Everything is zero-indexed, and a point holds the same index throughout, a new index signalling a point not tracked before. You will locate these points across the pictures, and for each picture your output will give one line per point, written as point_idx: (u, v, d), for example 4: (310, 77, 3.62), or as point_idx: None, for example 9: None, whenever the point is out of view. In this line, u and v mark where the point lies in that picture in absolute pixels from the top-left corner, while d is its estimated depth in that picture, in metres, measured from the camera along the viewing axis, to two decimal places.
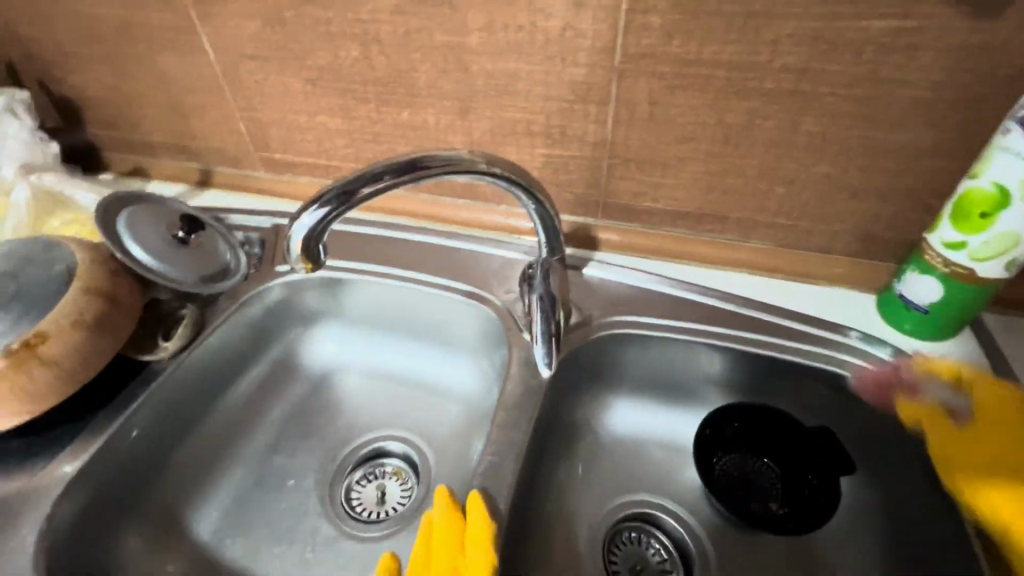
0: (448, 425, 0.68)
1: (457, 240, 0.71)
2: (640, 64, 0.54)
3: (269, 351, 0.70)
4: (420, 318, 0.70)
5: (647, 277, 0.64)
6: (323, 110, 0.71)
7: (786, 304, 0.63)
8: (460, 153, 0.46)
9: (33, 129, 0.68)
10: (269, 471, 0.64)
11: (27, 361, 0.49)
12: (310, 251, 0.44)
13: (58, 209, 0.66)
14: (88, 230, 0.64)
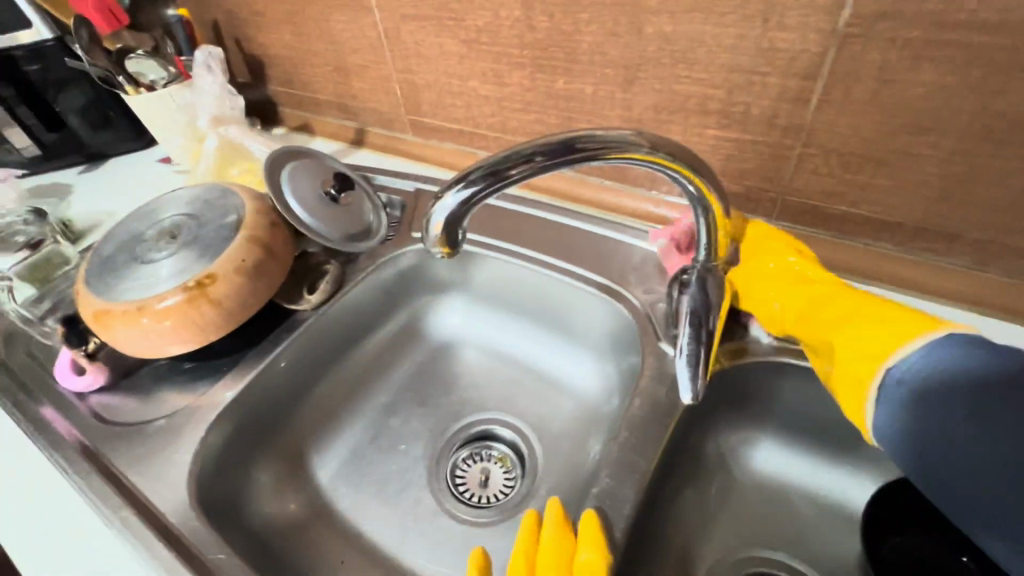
0: (560, 422, 0.64)
1: (596, 226, 0.65)
2: (876, 27, 0.42)
3: (397, 314, 0.71)
4: (546, 305, 0.65)
5: None
6: (475, 75, 0.68)
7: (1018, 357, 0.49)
8: (624, 132, 0.39)
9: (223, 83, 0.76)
10: (384, 432, 0.65)
11: (199, 298, 0.54)
12: (450, 235, 0.39)
13: (237, 158, 0.73)
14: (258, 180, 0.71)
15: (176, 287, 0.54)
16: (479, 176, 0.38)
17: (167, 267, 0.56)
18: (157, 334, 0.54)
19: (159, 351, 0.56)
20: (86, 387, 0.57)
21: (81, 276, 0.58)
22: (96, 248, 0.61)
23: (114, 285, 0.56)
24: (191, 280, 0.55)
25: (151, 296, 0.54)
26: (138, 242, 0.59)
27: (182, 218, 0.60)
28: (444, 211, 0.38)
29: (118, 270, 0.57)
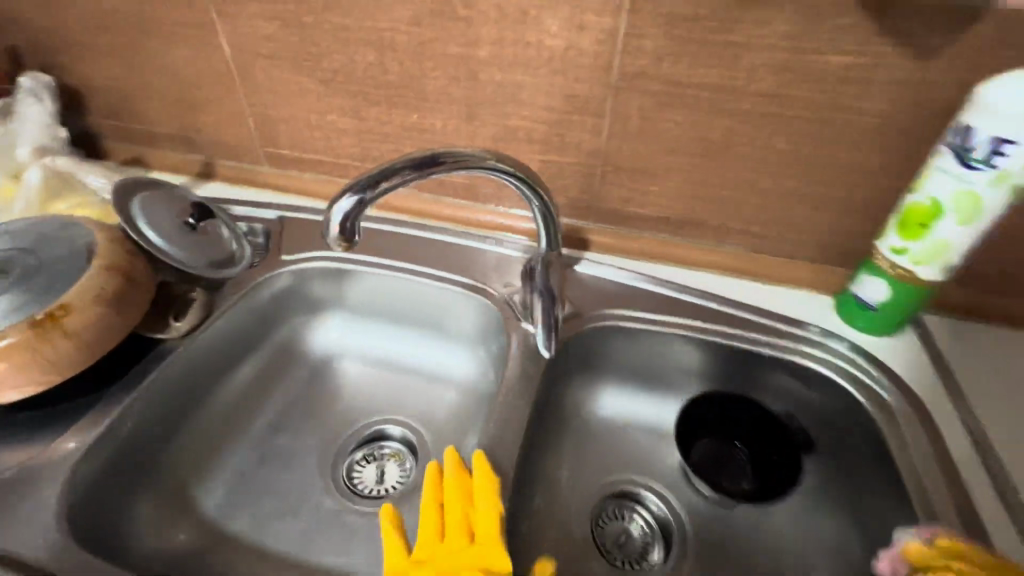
0: (446, 411, 0.72)
1: (456, 237, 0.76)
2: (634, 82, 0.61)
3: (274, 338, 0.73)
4: (421, 310, 0.74)
5: (631, 275, 0.71)
6: (332, 110, 0.75)
7: (759, 302, 0.69)
8: (474, 150, 0.51)
9: (54, 114, 0.71)
10: (272, 451, 0.66)
11: (51, 332, 0.51)
12: (348, 232, 0.49)
13: (66, 192, 0.67)
14: (101, 212, 0.65)
15: (17, 324, 0.50)
16: (365, 185, 0.47)
17: (3, 304, 0.51)
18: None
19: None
20: None
21: None
22: None
23: None
24: (37, 314, 0.51)
25: None
26: None
27: (14, 252, 0.55)
28: (340, 213, 0.47)
29: None
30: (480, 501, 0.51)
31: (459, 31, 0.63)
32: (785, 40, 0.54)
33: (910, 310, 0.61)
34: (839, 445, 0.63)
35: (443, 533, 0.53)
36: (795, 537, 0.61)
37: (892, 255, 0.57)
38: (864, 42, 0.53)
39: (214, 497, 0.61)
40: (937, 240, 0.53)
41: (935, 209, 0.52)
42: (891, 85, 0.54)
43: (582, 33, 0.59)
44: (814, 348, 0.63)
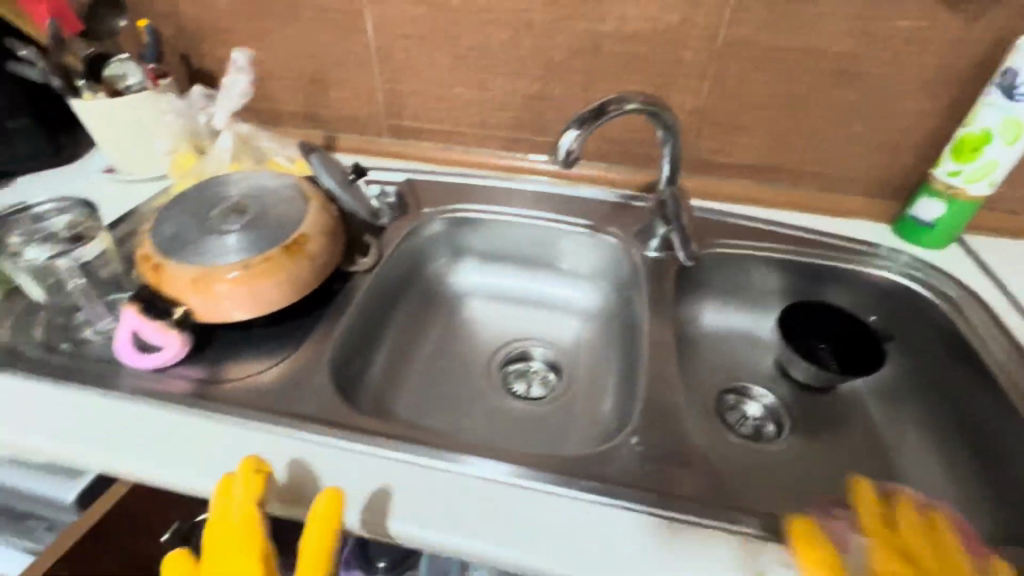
0: (575, 337, 0.84)
1: (568, 188, 0.89)
2: (734, 49, 0.75)
3: (423, 280, 0.85)
4: (548, 251, 0.86)
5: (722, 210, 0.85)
6: (460, 83, 0.87)
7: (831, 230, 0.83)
8: (636, 98, 0.64)
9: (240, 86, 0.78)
10: (440, 370, 0.78)
11: (299, 256, 0.61)
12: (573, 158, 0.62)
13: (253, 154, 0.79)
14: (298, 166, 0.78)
15: (272, 249, 0.60)
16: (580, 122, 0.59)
17: (253, 235, 0.61)
18: (259, 292, 0.59)
19: (256, 312, 0.60)
20: (163, 359, 0.58)
21: (150, 254, 0.60)
22: (150, 231, 0.62)
23: (199, 255, 0.59)
24: (286, 242, 0.61)
25: (249, 258, 0.60)
26: (205, 220, 0.63)
27: (243, 196, 0.66)
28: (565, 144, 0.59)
29: (195, 243, 0.60)
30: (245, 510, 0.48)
31: (589, 10, 0.76)
32: (862, 10, 0.69)
33: (959, 224, 0.76)
34: (909, 338, 0.77)
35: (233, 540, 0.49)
36: (880, 413, 0.75)
37: (948, 178, 0.72)
38: (924, 10, 0.68)
39: (406, 407, 0.71)
40: (986, 159, 0.68)
41: (986, 135, 0.67)
42: (942, 44, 0.70)
43: (696, 9, 0.73)
44: (885, 262, 0.78)
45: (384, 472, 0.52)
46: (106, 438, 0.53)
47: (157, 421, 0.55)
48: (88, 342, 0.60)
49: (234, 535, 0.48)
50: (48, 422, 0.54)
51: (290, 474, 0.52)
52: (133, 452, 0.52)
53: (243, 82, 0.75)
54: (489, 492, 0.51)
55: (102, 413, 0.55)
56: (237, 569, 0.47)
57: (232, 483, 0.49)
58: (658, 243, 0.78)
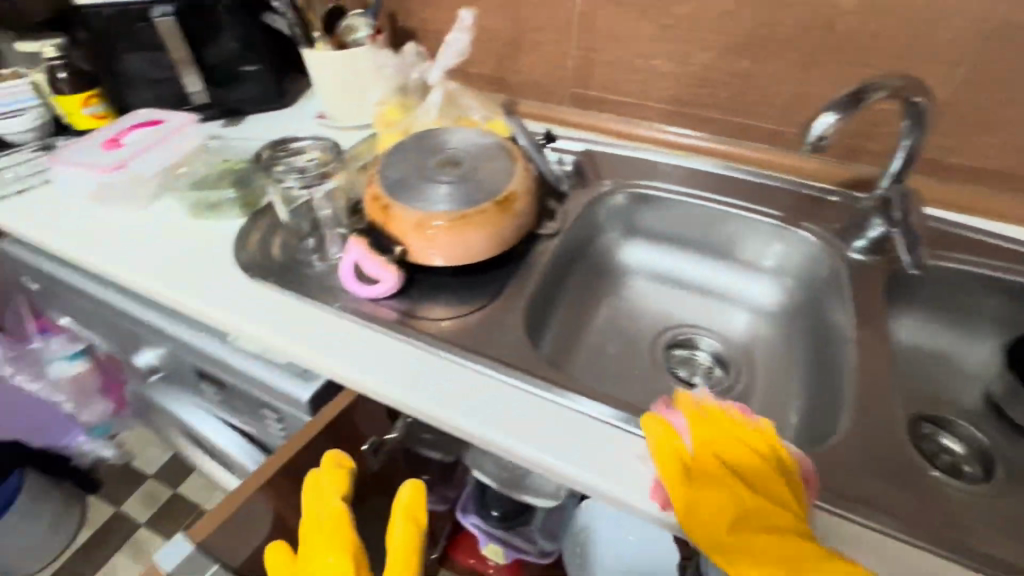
0: (744, 334, 0.81)
1: (758, 176, 0.84)
2: (1009, 33, 0.65)
3: (594, 252, 0.85)
4: (727, 240, 0.83)
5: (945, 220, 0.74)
6: (660, 54, 0.84)
7: None
8: (893, 80, 0.57)
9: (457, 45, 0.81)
10: (606, 344, 0.79)
11: (508, 211, 0.64)
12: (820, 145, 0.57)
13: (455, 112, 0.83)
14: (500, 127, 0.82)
15: (485, 202, 0.64)
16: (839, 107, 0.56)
17: (468, 187, 0.65)
18: (470, 241, 0.63)
19: (463, 259, 0.64)
20: (382, 290, 0.64)
21: (378, 195, 0.65)
22: (378, 174, 0.68)
23: (421, 200, 0.64)
24: (497, 197, 0.64)
25: (465, 208, 0.63)
26: (424, 168, 0.67)
27: (456, 150, 0.70)
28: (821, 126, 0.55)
29: (417, 189, 0.65)
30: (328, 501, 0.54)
31: None
32: None
33: None
34: None
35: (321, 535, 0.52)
36: None
37: None
38: None
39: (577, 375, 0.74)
40: None
41: None
42: None
43: None
44: None
45: (518, 406, 0.56)
46: (329, 348, 0.60)
47: (370, 341, 0.61)
48: (316, 269, 0.67)
49: (322, 513, 0.53)
50: (284, 326, 0.61)
51: (442, 391, 0.57)
52: (352, 364, 0.58)
53: (461, 41, 0.78)
54: (576, 423, 0.55)
55: (325, 327, 0.62)
56: (331, 551, 0.51)
57: (319, 477, 0.55)
58: (865, 241, 0.72)
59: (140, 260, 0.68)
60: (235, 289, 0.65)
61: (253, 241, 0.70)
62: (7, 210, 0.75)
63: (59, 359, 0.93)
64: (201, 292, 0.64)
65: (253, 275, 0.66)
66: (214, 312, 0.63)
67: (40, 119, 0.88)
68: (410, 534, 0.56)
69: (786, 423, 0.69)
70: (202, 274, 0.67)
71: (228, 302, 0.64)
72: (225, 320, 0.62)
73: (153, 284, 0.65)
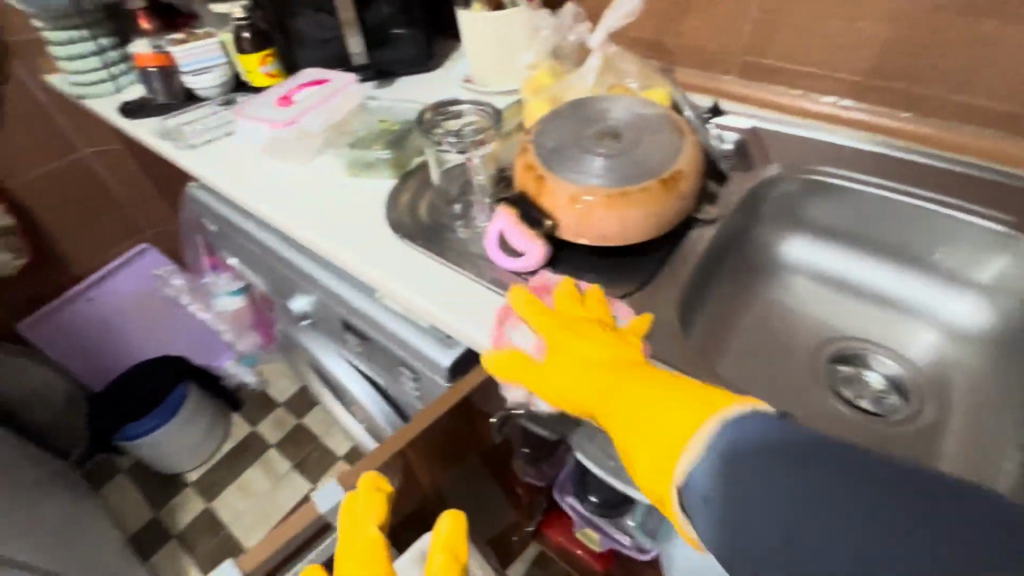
0: (931, 358, 0.68)
1: (979, 169, 0.68)
2: None
3: (751, 243, 0.75)
4: (924, 244, 0.69)
5: None
6: (866, 16, 0.70)
7: None
8: None
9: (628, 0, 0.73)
10: (755, 346, 0.70)
11: (672, 190, 0.58)
12: None
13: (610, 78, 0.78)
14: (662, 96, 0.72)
15: (648, 180, 0.58)
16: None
17: (629, 162, 0.60)
18: (627, 221, 0.58)
19: (615, 240, 0.60)
20: (528, 263, 0.62)
21: (532, 164, 0.62)
22: (532, 142, 0.65)
23: (578, 172, 0.60)
24: (663, 175, 0.58)
25: (626, 185, 0.58)
26: (582, 139, 0.63)
27: (617, 121, 0.64)
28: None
29: (574, 160, 0.61)
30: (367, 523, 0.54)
31: None
32: None
33: None
34: None
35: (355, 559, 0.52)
36: None
37: None
38: None
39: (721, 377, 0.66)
40: None
41: None
42: None
43: None
44: None
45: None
46: (470, 316, 0.59)
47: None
48: (462, 235, 0.67)
49: (361, 533, 0.53)
50: (430, 290, 0.62)
51: None
52: (493, 334, 0.58)
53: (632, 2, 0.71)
54: None
55: (467, 293, 0.62)
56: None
57: (357, 501, 0.55)
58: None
59: (305, 213, 0.72)
60: (387, 249, 0.67)
61: (403, 202, 0.71)
62: (198, 158, 0.83)
63: (224, 294, 1.05)
64: (357, 249, 0.67)
65: (404, 237, 0.67)
66: (367, 269, 0.65)
67: (225, 76, 0.97)
68: (451, 564, 0.56)
69: (987, 471, 0.57)
70: (358, 231, 0.69)
71: (380, 260, 0.66)
72: (377, 278, 0.64)
73: (315, 236, 0.69)
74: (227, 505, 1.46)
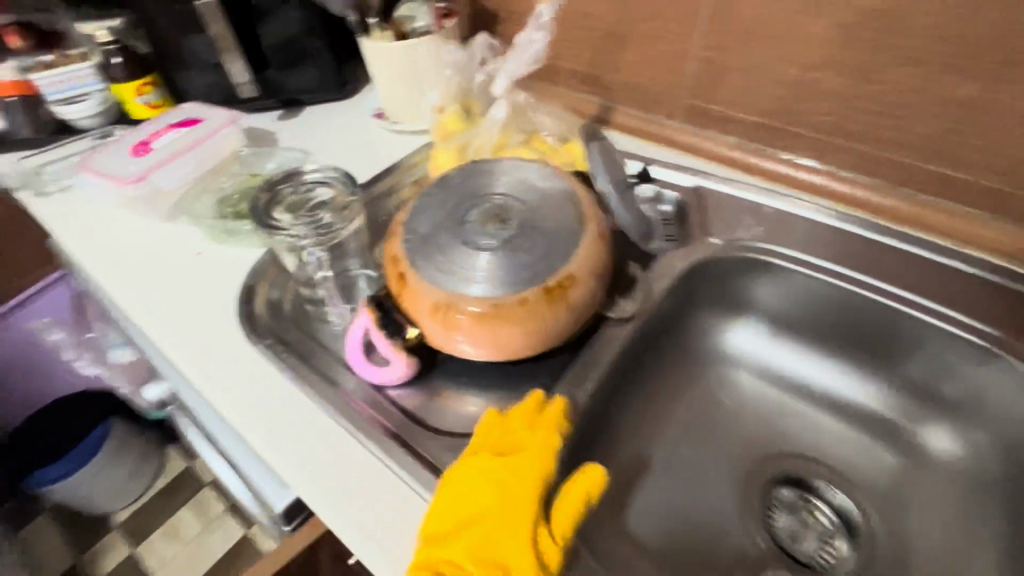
0: (888, 486, 0.56)
1: (954, 259, 0.56)
2: None
3: (685, 330, 0.64)
4: (887, 347, 0.58)
5: None
6: (826, 65, 0.57)
7: None
8: None
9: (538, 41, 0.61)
10: (680, 463, 0.58)
11: (559, 302, 0.46)
12: None
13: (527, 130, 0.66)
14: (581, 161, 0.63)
15: (530, 288, 0.46)
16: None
17: (510, 260, 0.47)
18: (504, 339, 0.47)
19: (493, 356, 0.48)
20: (391, 376, 0.51)
21: (397, 256, 0.50)
22: (403, 223, 0.52)
23: (446, 271, 0.48)
24: (549, 281, 0.46)
25: (502, 294, 0.46)
26: (461, 224, 0.51)
27: (510, 198, 0.52)
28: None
29: (446, 254, 0.49)
30: (516, 431, 0.43)
31: None
32: None
33: None
34: None
35: (473, 495, 0.39)
36: None
37: None
38: None
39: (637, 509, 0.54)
40: None
41: None
42: None
43: None
44: None
45: None
46: (302, 460, 0.47)
47: (354, 459, 0.47)
48: (326, 331, 0.56)
49: (537, 431, 0.43)
50: (268, 415, 0.50)
51: (385, 524, 0.44)
52: (323, 490, 0.46)
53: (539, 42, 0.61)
54: None
55: (306, 424, 0.49)
56: (505, 477, 0.40)
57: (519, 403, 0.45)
58: None
59: (146, 293, 0.60)
60: (231, 350, 0.55)
61: (264, 284, 0.59)
62: (43, 208, 0.71)
63: (117, 347, 0.93)
64: (196, 347, 0.55)
65: (252, 332, 0.55)
66: (200, 376, 0.53)
67: (104, 104, 0.84)
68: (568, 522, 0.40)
69: None
70: (204, 323, 0.57)
71: (218, 366, 0.54)
72: (210, 391, 0.52)
73: (150, 328, 0.57)
74: (153, 552, 1.36)
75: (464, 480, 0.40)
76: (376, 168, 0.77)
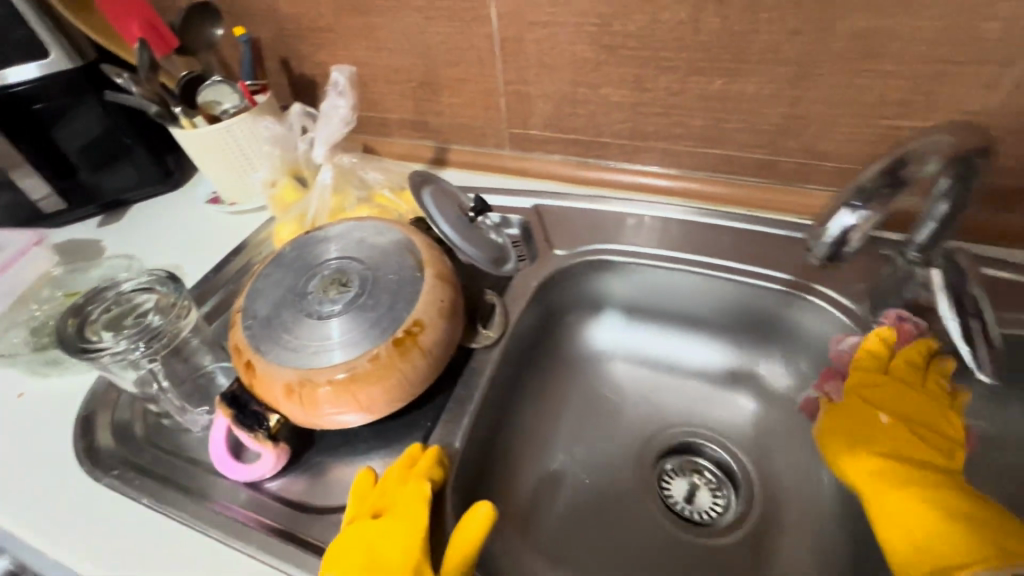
0: (751, 427, 0.64)
1: (746, 222, 0.67)
2: None
3: (552, 341, 0.69)
4: (724, 313, 0.66)
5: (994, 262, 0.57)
6: (610, 82, 0.65)
7: None
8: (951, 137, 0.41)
9: (349, 109, 0.64)
10: (569, 466, 0.63)
11: (412, 349, 0.47)
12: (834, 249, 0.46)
13: (359, 188, 0.68)
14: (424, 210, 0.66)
15: (379, 345, 0.47)
16: (864, 200, 0.44)
17: (358, 320, 0.48)
18: (366, 401, 0.47)
19: (361, 421, 0.48)
20: (262, 471, 0.48)
21: (240, 345, 0.48)
22: (241, 310, 0.51)
23: (294, 349, 0.47)
24: (397, 332, 0.48)
25: (353, 358, 0.46)
26: (302, 296, 0.50)
27: (347, 260, 0.53)
28: (841, 226, 0.45)
29: (291, 330, 0.48)
30: (393, 486, 0.44)
31: None
32: None
33: None
34: None
35: (357, 561, 0.39)
36: None
37: None
38: None
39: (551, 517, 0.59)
40: None
41: None
42: None
43: None
44: None
45: None
46: None
47: None
48: (195, 434, 0.53)
49: (407, 482, 0.44)
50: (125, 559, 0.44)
51: None
52: None
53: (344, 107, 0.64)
54: None
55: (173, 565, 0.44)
56: (395, 531, 0.41)
57: (395, 463, 0.47)
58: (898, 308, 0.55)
59: None
60: (72, 494, 0.49)
61: (104, 412, 0.54)
62: None
63: None
64: (29, 503, 0.48)
65: (96, 467, 0.50)
66: (39, 535, 0.46)
67: None
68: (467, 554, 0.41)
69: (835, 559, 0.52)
70: (36, 474, 0.50)
71: (59, 516, 0.47)
72: (53, 548, 0.46)
73: None
74: None
75: (348, 546, 0.41)
76: (220, 253, 0.73)
